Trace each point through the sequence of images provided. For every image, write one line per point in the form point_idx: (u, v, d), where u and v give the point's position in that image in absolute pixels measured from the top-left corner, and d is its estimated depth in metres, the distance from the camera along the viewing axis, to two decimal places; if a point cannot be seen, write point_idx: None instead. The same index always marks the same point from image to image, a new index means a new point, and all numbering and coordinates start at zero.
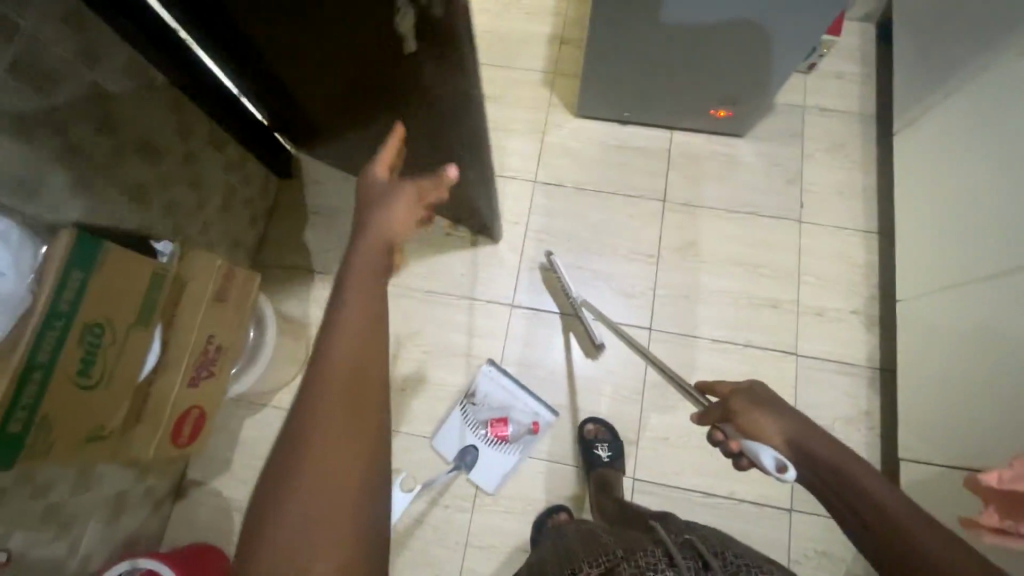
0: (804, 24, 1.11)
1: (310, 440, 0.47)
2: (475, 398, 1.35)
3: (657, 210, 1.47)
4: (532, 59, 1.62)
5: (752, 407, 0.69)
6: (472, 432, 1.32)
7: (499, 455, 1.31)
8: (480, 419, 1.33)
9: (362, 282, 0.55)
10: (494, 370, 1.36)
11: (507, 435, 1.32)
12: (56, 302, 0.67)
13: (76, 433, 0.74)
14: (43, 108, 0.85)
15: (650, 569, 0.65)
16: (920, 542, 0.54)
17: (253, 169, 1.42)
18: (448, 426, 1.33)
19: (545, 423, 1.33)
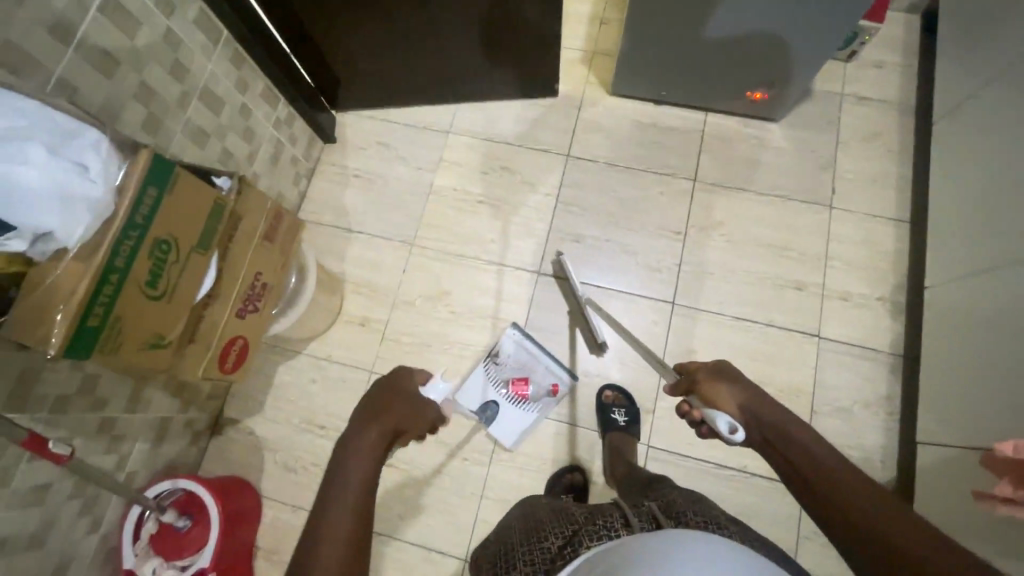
0: (845, 8, 1.12)
1: (316, 551, 0.60)
2: (498, 357, 1.39)
3: (687, 189, 1.50)
4: (572, 38, 1.66)
5: (713, 379, 0.79)
6: (493, 389, 1.37)
7: (519, 413, 1.36)
8: (502, 377, 1.38)
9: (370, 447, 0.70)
10: (519, 333, 1.39)
11: (527, 394, 1.36)
12: (134, 214, 0.74)
13: (143, 336, 0.80)
14: (123, 48, 0.92)
15: (606, 529, 0.68)
16: (869, 514, 0.58)
17: (300, 128, 1.49)
18: (470, 379, 1.39)
19: (564, 387, 1.37)
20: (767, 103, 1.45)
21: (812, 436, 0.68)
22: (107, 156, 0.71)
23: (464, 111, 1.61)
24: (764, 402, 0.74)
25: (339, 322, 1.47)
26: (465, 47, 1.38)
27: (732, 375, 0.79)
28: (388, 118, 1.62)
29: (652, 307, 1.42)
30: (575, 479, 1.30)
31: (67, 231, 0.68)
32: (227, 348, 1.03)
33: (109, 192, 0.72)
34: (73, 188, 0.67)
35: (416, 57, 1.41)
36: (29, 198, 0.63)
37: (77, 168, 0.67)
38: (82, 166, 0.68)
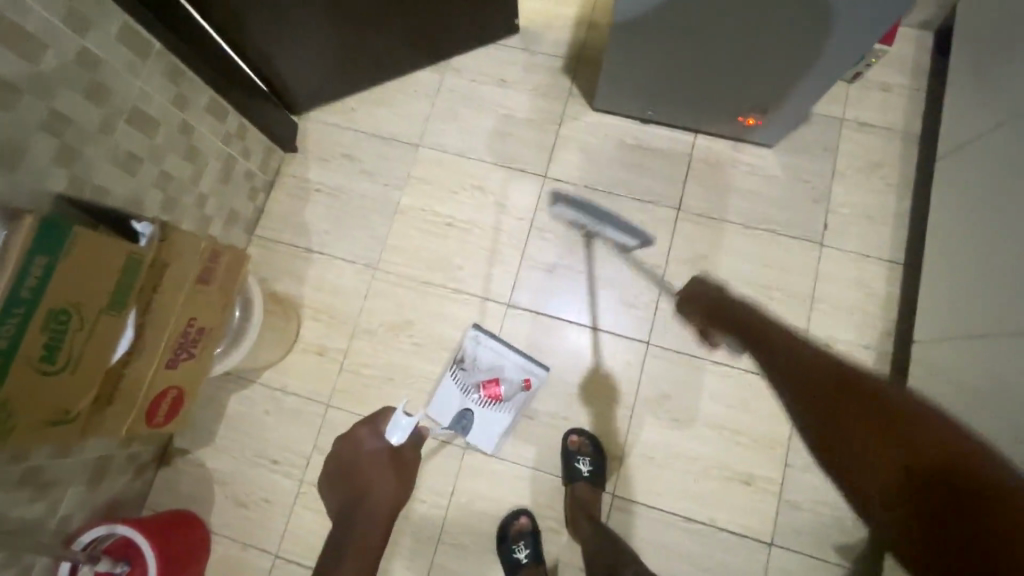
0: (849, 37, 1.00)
1: None
2: (465, 362, 1.35)
3: (671, 219, 1.40)
4: (555, 43, 1.53)
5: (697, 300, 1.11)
6: (466, 396, 1.33)
7: (495, 415, 1.32)
8: (472, 382, 1.33)
9: (376, 519, 1.02)
10: (480, 332, 1.36)
11: (500, 394, 1.32)
12: (16, 289, 0.65)
13: (39, 416, 0.72)
14: (23, 74, 0.81)
15: None
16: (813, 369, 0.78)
17: (255, 140, 1.37)
18: (439, 392, 1.34)
19: (537, 379, 1.33)
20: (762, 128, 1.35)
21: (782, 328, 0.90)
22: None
23: (437, 122, 1.50)
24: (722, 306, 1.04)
25: (297, 351, 1.39)
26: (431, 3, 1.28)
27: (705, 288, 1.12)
28: (353, 127, 1.51)
29: (626, 346, 1.34)
30: (523, 524, 1.26)
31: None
32: (153, 403, 0.95)
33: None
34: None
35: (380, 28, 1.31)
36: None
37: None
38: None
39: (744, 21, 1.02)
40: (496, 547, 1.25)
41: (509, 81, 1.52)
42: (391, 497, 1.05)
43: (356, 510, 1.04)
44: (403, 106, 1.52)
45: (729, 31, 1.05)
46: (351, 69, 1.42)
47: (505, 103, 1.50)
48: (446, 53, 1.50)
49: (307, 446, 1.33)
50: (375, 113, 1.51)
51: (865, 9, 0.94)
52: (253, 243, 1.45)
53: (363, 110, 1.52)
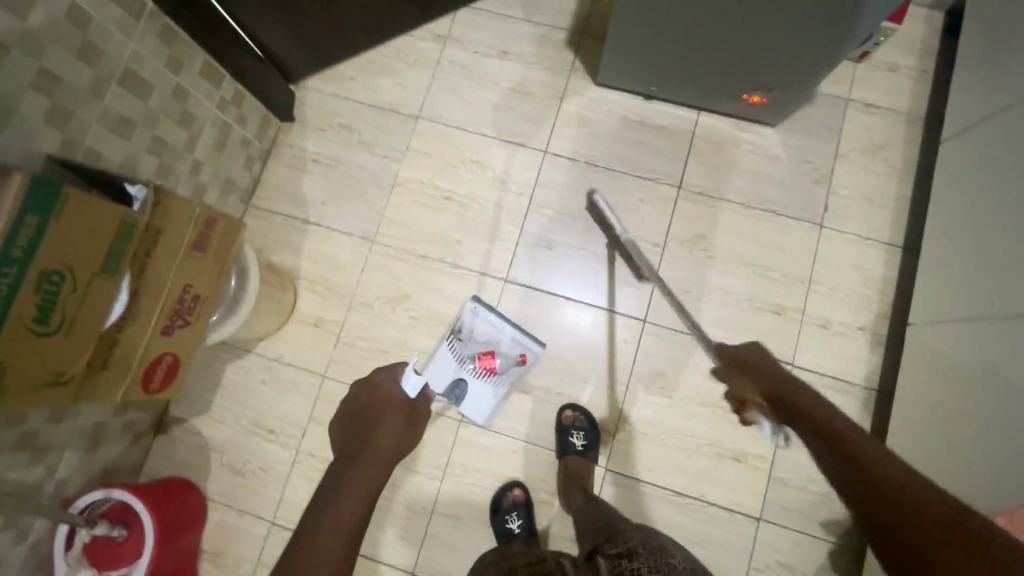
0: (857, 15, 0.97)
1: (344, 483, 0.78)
2: (462, 333, 1.33)
3: (671, 197, 1.39)
4: (560, 14, 1.49)
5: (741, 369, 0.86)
6: (461, 366, 1.31)
7: (489, 388, 1.31)
8: (469, 353, 1.31)
9: (382, 452, 0.87)
10: (480, 305, 1.35)
11: (496, 366, 1.30)
12: (8, 248, 0.65)
13: (33, 377, 0.72)
14: (12, 31, 0.79)
15: None
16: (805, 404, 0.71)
17: (251, 107, 1.35)
18: (436, 361, 1.33)
19: (533, 355, 1.32)
20: (767, 106, 1.32)
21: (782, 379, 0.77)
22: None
23: (437, 94, 1.48)
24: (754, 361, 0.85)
25: (293, 323, 1.39)
26: None
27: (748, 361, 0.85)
28: (352, 97, 1.48)
29: (623, 324, 1.35)
30: (517, 497, 1.27)
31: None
32: (150, 367, 0.95)
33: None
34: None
35: None
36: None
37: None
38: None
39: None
40: (490, 517, 1.27)
41: (511, 53, 1.49)
42: (398, 436, 0.95)
43: (358, 446, 0.90)
44: (403, 76, 1.49)
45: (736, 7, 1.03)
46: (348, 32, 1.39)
47: (507, 76, 1.48)
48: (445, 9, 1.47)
49: (303, 416, 1.34)
50: (374, 83, 1.49)
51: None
52: (250, 213, 1.43)
53: (362, 79, 1.49)
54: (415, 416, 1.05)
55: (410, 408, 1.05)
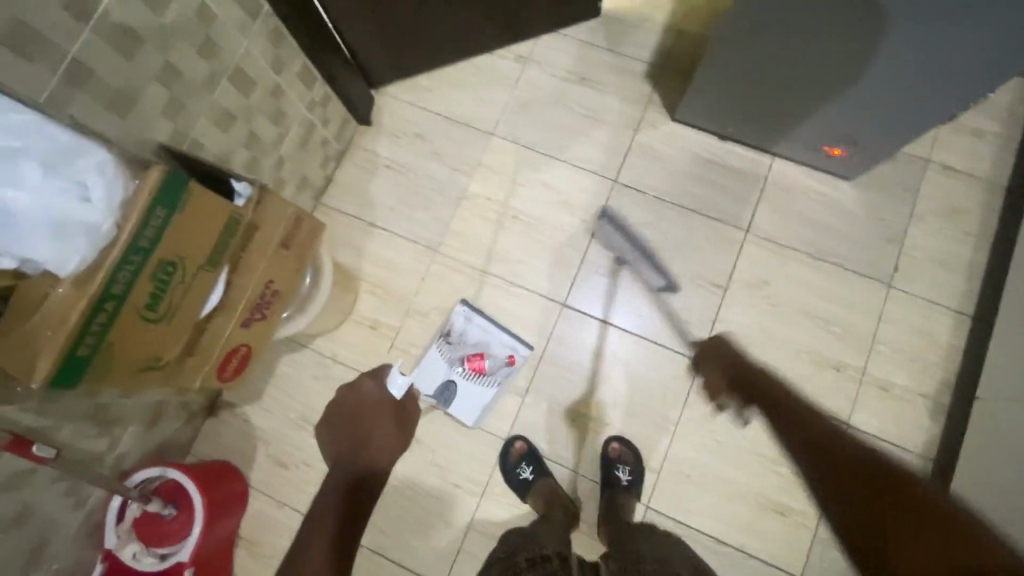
0: (920, 75, 0.98)
1: (311, 547, 1.03)
2: (451, 336, 1.38)
3: (737, 240, 1.39)
4: (641, 47, 1.51)
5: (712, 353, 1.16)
6: (451, 368, 1.36)
7: (477, 389, 1.35)
8: (458, 356, 1.36)
9: (383, 450, 1.26)
10: (468, 308, 1.39)
11: (484, 368, 1.35)
12: (138, 238, 0.67)
13: (135, 362, 0.74)
14: (150, 24, 0.82)
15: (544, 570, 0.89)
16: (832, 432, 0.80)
17: (334, 110, 1.38)
18: (426, 362, 1.37)
19: (521, 357, 1.36)
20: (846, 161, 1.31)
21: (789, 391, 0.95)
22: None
23: (512, 113, 1.50)
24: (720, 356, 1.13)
25: (348, 322, 1.41)
26: None
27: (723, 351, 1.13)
28: (429, 107, 1.51)
29: (676, 362, 1.34)
30: (520, 448, 1.31)
31: (90, 212, 0.62)
32: (227, 358, 0.98)
33: (72, 134, 0.61)
34: (23, 151, 0.58)
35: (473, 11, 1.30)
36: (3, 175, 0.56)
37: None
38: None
39: (848, 60, 1.00)
40: (502, 477, 1.30)
41: (589, 80, 1.50)
42: (391, 442, 1.28)
43: (358, 446, 1.27)
44: (480, 92, 1.51)
45: (830, 66, 1.04)
46: (434, 45, 1.42)
47: (583, 101, 1.49)
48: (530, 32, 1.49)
49: None
50: (451, 96, 1.51)
51: (952, 32, 0.87)
52: (319, 211, 1.46)
53: (440, 91, 1.51)
54: (399, 425, 1.30)
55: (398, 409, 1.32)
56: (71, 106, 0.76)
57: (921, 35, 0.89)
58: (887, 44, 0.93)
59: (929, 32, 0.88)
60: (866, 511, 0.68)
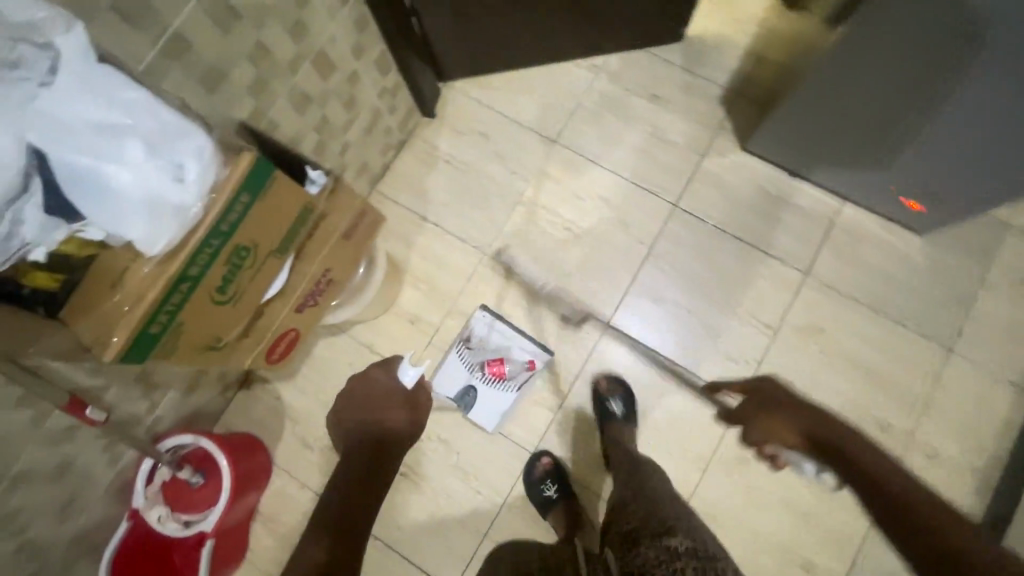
0: (958, 151, 1.02)
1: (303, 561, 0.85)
2: (471, 341, 1.36)
3: (795, 282, 1.34)
4: (720, 70, 1.46)
5: (771, 414, 0.94)
6: (471, 373, 1.34)
7: (498, 395, 1.33)
8: (478, 361, 1.35)
9: (391, 442, 1.14)
10: (487, 313, 1.37)
11: (504, 373, 1.33)
12: (221, 221, 0.66)
13: (197, 342, 0.75)
14: (249, 2, 0.81)
15: None
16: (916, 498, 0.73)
17: (403, 99, 1.37)
18: (446, 367, 1.35)
19: (542, 363, 1.34)
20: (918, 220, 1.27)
21: (874, 453, 0.80)
22: (67, 40, 0.55)
23: (578, 122, 1.47)
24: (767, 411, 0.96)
25: (389, 314, 1.40)
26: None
27: (775, 403, 0.95)
28: (495, 106, 1.49)
29: (716, 398, 1.31)
30: (546, 465, 1.29)
31: (184, 194, 0.61)
32: (275, 341, 0.98)
33: (173, 112, 0.60)
34: (129, 127, 0.57)
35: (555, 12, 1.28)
36: (108, 152, 0.56)
37: (38, 87, 0.53)
38: (57, 83, 0.54)
39: (929, 118, 0.98)
40: (525, 489, 1.29)
41: (662, 98, 1.46)
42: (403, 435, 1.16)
43: (367, 435, 1.14)
44: (548, 98, 1.48)
45: (912, 121, 1.01)
46: (510, 47, 1.39)
47: (652, 118, 1.45)
48: (608, 45, 1.45)
49: None
50: (519, 99, 1.49)
51: (993, 119, 0.91)
52: (373, 198, 1.45)
53: (508, 92, 1.49)
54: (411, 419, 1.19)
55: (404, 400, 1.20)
56: (164, 78, 0.75)
57: (962, 116, 0.94)
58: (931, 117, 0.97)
59: (970, 114, 0.93)
60: (914, 544, 0.69)
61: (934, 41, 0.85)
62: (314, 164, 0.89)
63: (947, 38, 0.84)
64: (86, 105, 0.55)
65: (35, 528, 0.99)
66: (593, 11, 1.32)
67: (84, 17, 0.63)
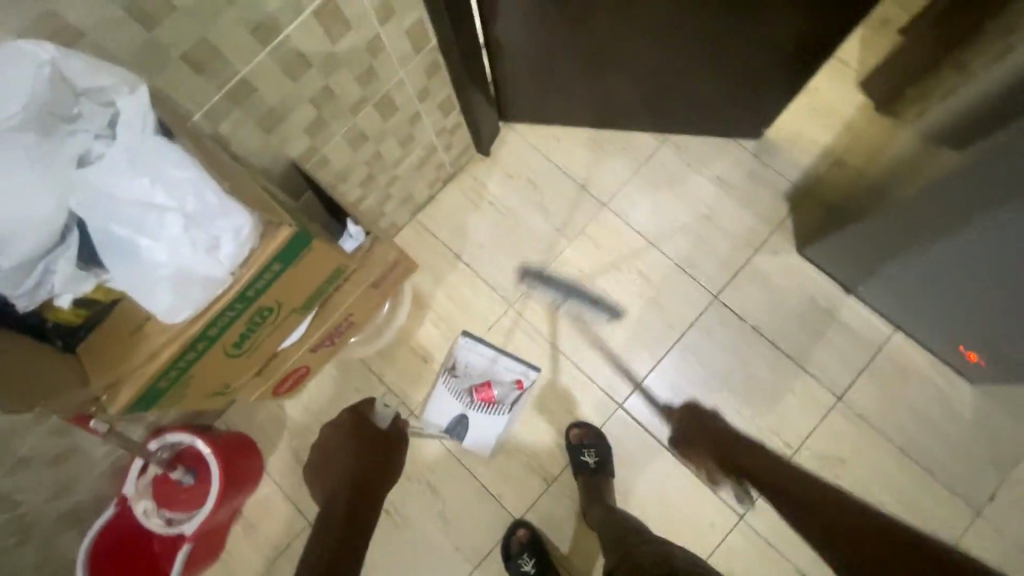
0: (963, 293, 1.04)
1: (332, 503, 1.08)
2: (456, 369, 1.36)
3: (826, 405, 1.27)
4: (791, 165, 1.39)
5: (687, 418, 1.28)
6: (460, 401, 1.34)
7: (491, 418, 1.33)
8: (464, 387, 1.35)
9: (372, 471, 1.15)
10: (470, 338, 1.37)
11: (494, 397, 1.33)
12: (247, 289, 0.64)
13: (204, 387, 0.74)
14: (322, 51, 0.80)
15: None
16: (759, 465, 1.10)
17: (460, 137, 1.34)
18: (435, 399, 1.35)
19: (530, 380, 1.34)
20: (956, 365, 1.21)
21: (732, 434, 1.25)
22: (132, 101, 0.55)
23: (633, 190, 1.42)
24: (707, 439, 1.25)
25: (403, 347, 1.38)
26: (701, 80, 1.20)
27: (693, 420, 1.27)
28: (551, 157, 1.45)
29: (716, 507, 1.25)
30: (521, 537, 1.26)
31: (213, 266, 0.59)
32: (287, 377, 0.98)
33: (219, 191, 0.59)
34: (171, 198, 0.55)
35: (632, 85, 1.24)
36: (148, 220, 0.56)
37: (94, 139, 0.55)
38: (113, 140, 0.55)
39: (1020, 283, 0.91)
40: (501, 560, 1.26)
41: (724, 181, 1.40)
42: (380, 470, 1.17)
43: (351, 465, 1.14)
44: (607, 159, 1.44)
45: (995, 279, 0.95)
46: (578, 105, 1.35)
47: (710, 201, 1.40)
48: (678, 125, 1.39)
49: None
50: (577, 154, 1.45)
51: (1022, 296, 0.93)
52: (411, 227, 1.44)
53: (568, 146, 1.45)
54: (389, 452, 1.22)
55: (383, 441, 1.22)
56: (223, 120, 0.75)
57: (998, 281, 0.94)
58: (934, 251, 1.01)
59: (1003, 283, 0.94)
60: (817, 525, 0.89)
61: (982, 194, 0.85)
62: (356, 218, 0.88)
63: (991, 197, 0.84)
64: (134, 170, 0.55)
65: (27, 505, 1.02)
66: (680, 97, 1.27)
67: (154, 65, 0.62)
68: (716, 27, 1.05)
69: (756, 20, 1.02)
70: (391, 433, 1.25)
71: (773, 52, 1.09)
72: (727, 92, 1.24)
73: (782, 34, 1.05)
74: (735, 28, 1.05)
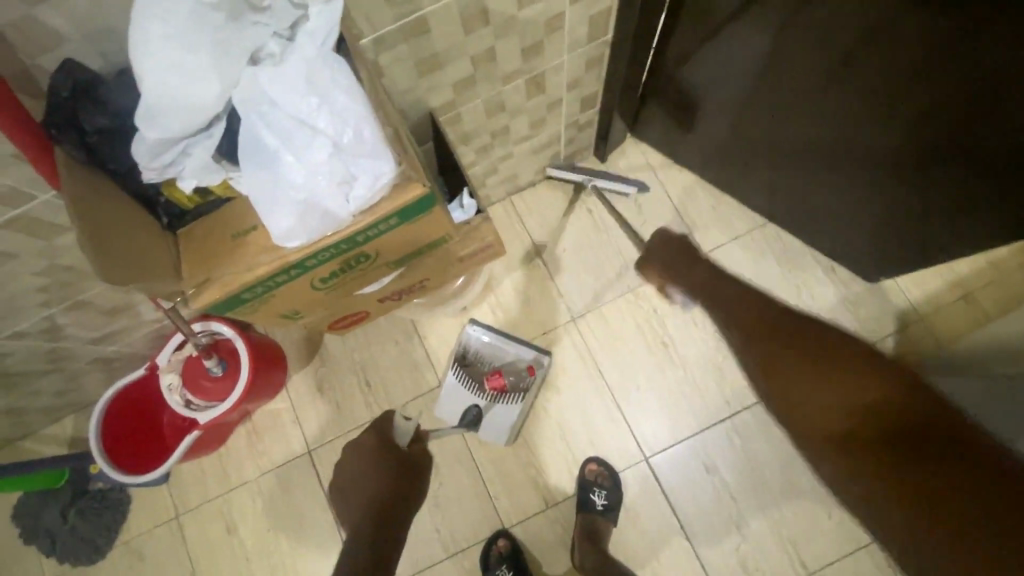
0: None
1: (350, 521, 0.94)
2: (466, 357, 1.28)
3: (859, 542, 1.19)
4: (916, 282, 1.27)
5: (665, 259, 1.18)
6: (472, 391, 1.26)
7: (503, 408, 1.25)
8: (476, 377, 1.27)
9: (382, 473, 1.00)
10: (477, 327, 1.29)
11: (505, 386, 1.24)
12: (357, 234, 0.61)
13: (276, 309, 0.73)
14: (505, 12, 0.75)
15: None
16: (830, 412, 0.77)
17: (585, 136, 1.27)
18: (446, 391, 1.26)
19: (540, 366, 1.27)
20: None
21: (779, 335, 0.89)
22: (322, 10, 0.53)
23: (738, 247, 1.33)
24: (679, 259, 1.15)
25: (454, 320, 1.35)
26: (840, 201, 1.09)
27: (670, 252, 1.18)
28: (666, 185, 1.37)
29: None
30: (500, 550, 1.23)
31: (339, 203, 0.57)
32: (345, 316, 1.00)
33: (376, 132, 0.56)
34: (329, 123, 0.54)
35: (767, 167, 1.15)
36: (298, 135, 0.55)
37: (272, 36, 0.53)
38: (289, 43, 0.54)
39: None
40: (478, 566, 1.23)
41: (836, 273, 1.30)
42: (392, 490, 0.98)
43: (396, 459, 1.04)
44: (722, 207, 1.35)
45: None
46: (709, 154, 1.26)
47: (816, 289, 1.30)
48: (795, 227, 1.29)
49: (400, 399, 1.33)
50: (694, 191, 1.37)
51: None
52: (501, 205, 1.39)
53: (687, 180, 1.37)
54: (399, 465, 1.03)
55: (405, 468, 1.03)
56: (386, 52, 0.71)
57: None
58: None
59: None
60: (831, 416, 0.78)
61: None
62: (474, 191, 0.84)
63: None
64: (304, 84, 0.53)
65: (69, 341, 1.04)
66: (816, 197, 1.14)
67: None
68: (831, 105, 0.89)
69: (870, 95, 0.82)
70: (411, 452, 1.07)
71: (924, 215, 0.96)
72: (851, 154, 0.96)
73: (897, 95, 0.79)
74: (892, 155, 0.89)
